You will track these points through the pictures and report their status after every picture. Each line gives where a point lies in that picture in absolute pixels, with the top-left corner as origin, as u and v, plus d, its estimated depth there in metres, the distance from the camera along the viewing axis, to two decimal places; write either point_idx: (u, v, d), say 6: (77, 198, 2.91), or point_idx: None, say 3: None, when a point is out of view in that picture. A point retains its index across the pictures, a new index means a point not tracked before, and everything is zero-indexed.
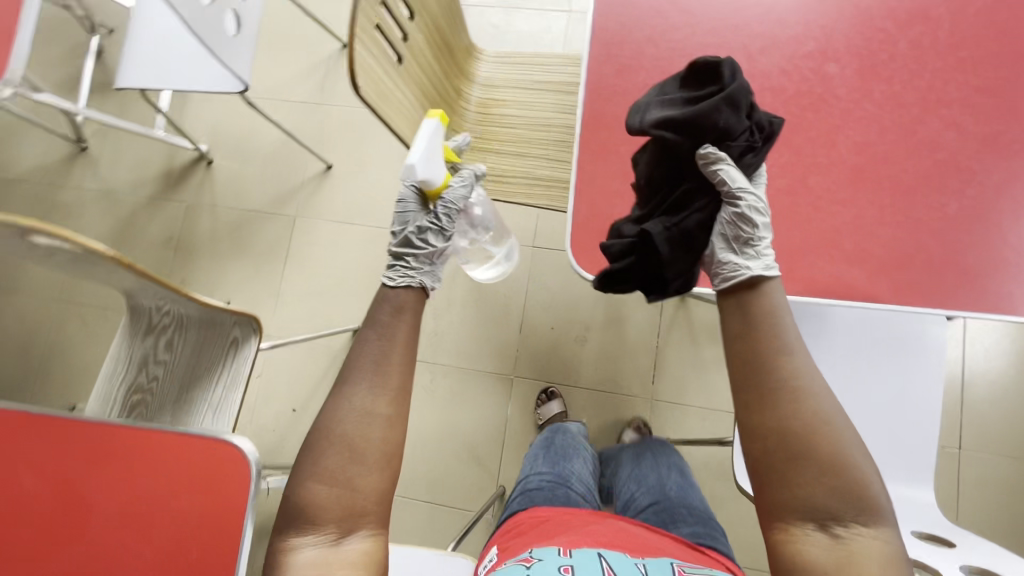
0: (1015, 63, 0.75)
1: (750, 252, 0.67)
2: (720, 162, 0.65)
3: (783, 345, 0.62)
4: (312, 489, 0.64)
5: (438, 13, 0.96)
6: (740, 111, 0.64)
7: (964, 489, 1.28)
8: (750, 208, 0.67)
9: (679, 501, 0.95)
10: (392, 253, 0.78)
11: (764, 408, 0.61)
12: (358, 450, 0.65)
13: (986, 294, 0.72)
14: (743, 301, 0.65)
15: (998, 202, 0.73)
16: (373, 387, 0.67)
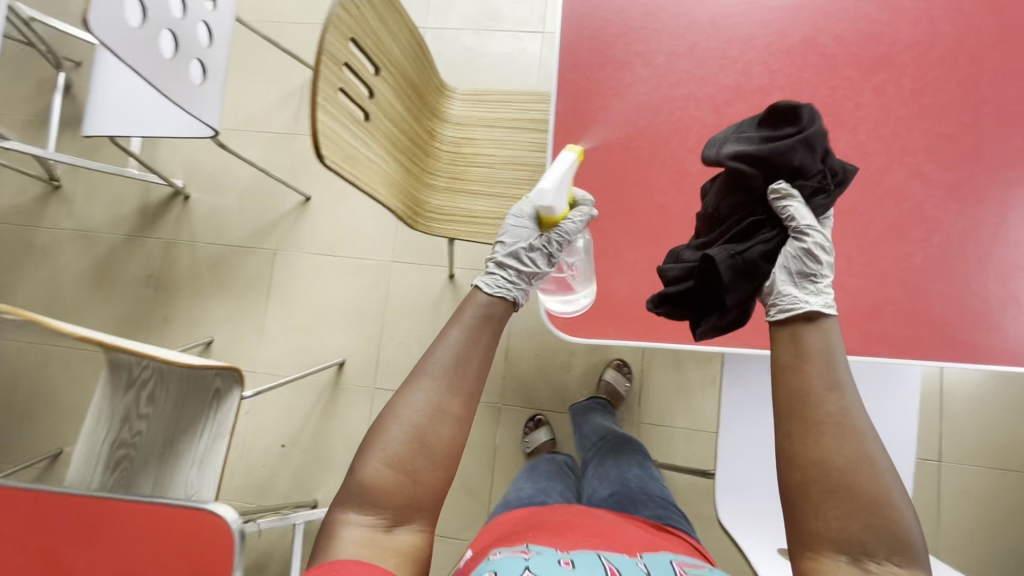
0: (978, 109, 0.75)
1: (812, 288, 0.62)
2: (788, 198, 0.62)
3: (834, 380, 0.59)
4: (376, 471, 0.65)
5: (405, 63, 0.95)
6: (817, 153, 0.62)
7: (945, 500, 1.30)
8: (817, 244, 0.62)
9: (643, 491, 0.97)
10: (497, 263, 0.75)
11: (808, 439, 0.58)
12: (428, 443, 0.66)
13: (954, 343, 0.73)
14: (796, 333, 0.62)
15: (963, 251, 0.73)
16: (449, 385, 0.68)
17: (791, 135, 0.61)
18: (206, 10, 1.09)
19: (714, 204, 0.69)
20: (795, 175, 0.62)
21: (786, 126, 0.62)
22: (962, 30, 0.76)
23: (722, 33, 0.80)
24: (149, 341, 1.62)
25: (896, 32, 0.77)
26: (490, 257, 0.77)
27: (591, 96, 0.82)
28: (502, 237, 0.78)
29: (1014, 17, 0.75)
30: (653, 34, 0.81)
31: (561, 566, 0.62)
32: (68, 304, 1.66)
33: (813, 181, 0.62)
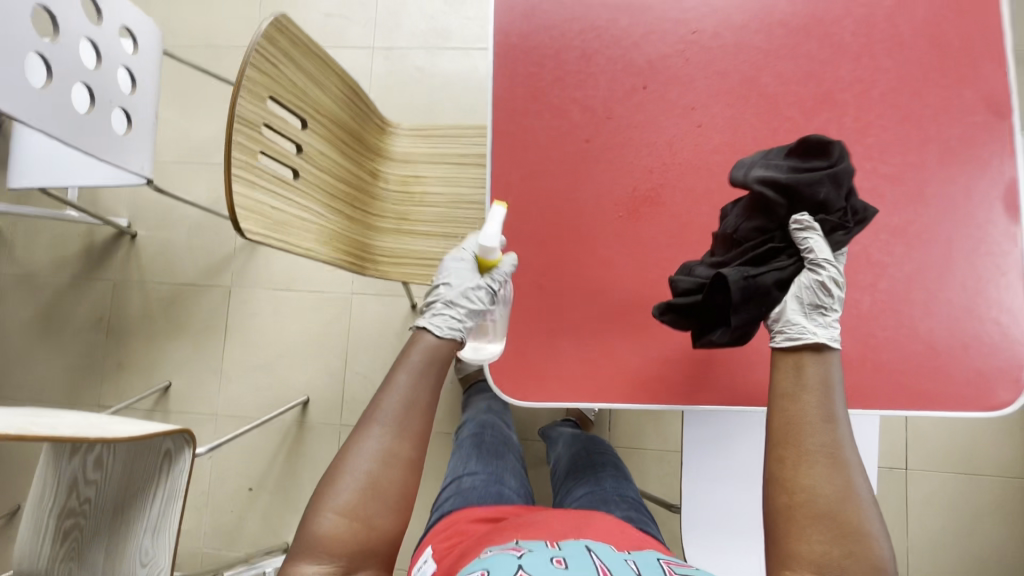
0: (923, 147, 0.73)
1: (821, 321, 0.59)
2: (807, 231, 0.59)
3: (829, 413, 0.56)
4: (327, 525, 0.60)
5: (337, 109, 0.90)
6: (843, 190, 0.58)
7: (912, 506, 1.32)
8: (832, 278, 0.59)
9: (613, 489, 0.99)
10: (440, 304, 0.70)
11: (799, 466, 0.55)
12: (379, 490, 0.62)
13: (904, 390, 0.71)
14: (801, 361, 0.59)
15: (912, 295, 0.72)
16: (400, 429, 0.64)
17: (821, 169, 0.57)
18: (125, 53, 1.02)
19: (734, 226, 0.65)
20: (819, 208, 0.58)
21: (816, 159, 0.58)
22: (902, 66, 0.74)
23: (660, 75, 0.77)
24: (104, 388, 1.56)
25: (837, 68, 0.75)
26: (433, 297, 0.72)
27: (527, 147, 0.78)
28: (442, 277, 0.74)
29: (955, 51, 0.74)
30: (589, 78, 0.78)
31: (553, 566, 0.60)
32: (15, 353, 1.59)
33: (834, 218, 0.58)
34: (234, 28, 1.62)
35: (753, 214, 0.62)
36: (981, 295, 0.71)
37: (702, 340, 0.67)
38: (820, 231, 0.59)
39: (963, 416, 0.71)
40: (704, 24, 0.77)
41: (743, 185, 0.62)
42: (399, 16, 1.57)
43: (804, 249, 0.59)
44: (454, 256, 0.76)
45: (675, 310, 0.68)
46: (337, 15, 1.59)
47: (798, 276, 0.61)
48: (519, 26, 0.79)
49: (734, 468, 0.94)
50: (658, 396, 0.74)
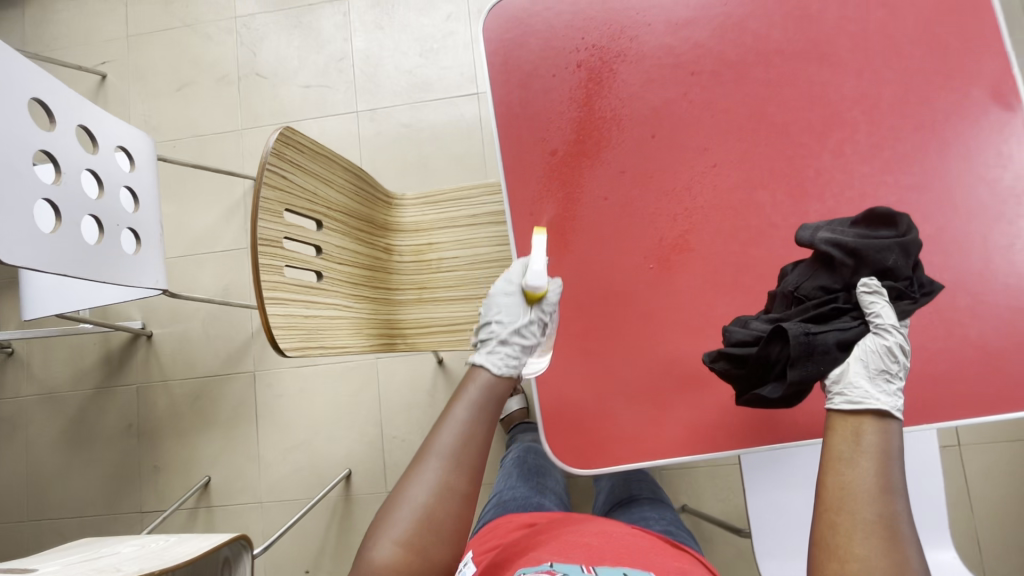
0: (940, 153, 0.73)
1: (885, 387, 0.59)
2: (874, 294, 0.61)
3: (888, 484, 0.55)
4: (385, 556, 0.59)
5: (347, 201, 0.90)
6: (910, 260, 0.61)
7: (972, 480, 1.31)
8: (898, 345, 0.61)
9: (651, 509, 0.98)
10: (495, 338, 0.71)
11: (852, 534, 0.53)
12: (436, 521, 0.61)
13: (969, 398, 0.70)
14: (859, 426, 0.59)
15: (958, 301, 0.71)
16: (457, 462, 0.63)
17: (889, 238, 0.60)
18: (123, 172, 1.03)
19: (795, 284, 0.66)
20: (884, 274, 0.61)
21: (884, 229, 0.61)
22: (903, 75, 0.74)
23: (666, 122, 0.77)
24: (143, 494, 1.54)
25: (840, 89, 0.75)
26: (488, 333, 0.72)
27: (546, 214, 0.78)
28: (493, 314, 0.74)
29: (953, 54, 0.74)
30: (595, 135, 0.78)
31: None
32: (49, 474, 1.58)
33: (901, 285, 0.60)
34: (217, 114, 1.62)
35: (818, 274, 0.64)
36: None
37: (752, 393, 0.67)
38: (886, 295, 0.61)
39: None
40: (701, 64, 0.77)
41: (809, 247, 0.64)
42: (378, 76, 1.57)
43: (871, 309, 0.61)
44: (500, 288, 0.77)
45: (727, 358, 0.68)
46: (316, 84, 1.59)
47: (860, 338, 0.62)
48: (518, 96, 0.80)
49: (799, 486, 0.93)
50: (723, 443, 0.73)
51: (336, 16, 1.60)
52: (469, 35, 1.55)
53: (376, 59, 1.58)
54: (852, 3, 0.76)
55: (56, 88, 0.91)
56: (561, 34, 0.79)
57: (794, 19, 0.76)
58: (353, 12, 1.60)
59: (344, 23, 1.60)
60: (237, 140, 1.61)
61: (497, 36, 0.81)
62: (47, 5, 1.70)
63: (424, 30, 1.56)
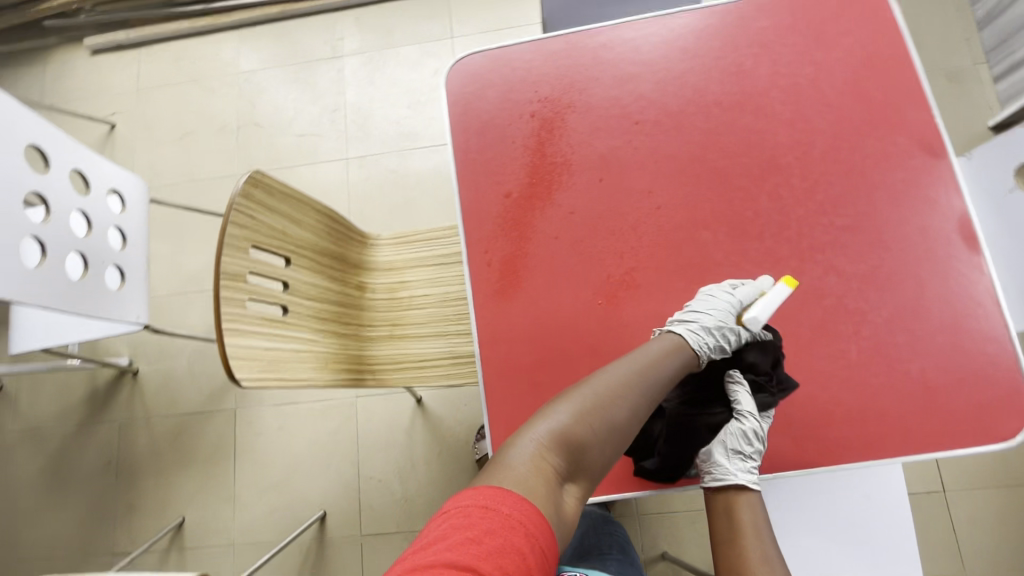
0: (871, 195, 0.77)
1: (739, 465, 0.66)
2: (737, 383, 0.71)
3: (770, 558, 0.58)
4: (565, 421, 0.56)
5: (318, 240, 0.95)
6: (769, 357, 0.71)
7: (961, 529, 1.27)
8: (753, 429, 0.68)
9: (619, 570, 0.93)
10: (700, 327, 0.67)
11: None
12: (613, 418, 0.58)
13: (914, 435, 0.71)
14: (731, 506, 0.65)
15: (896, 337, 0.73)
16: (649, 379, 0.61)
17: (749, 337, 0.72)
18: (114, 213, 1.09)
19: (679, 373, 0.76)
20: (746, 368, 0.71)
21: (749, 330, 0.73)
22: (833, 124, 0.79)
23: (613, 167, 0.82)
24: (116, 535, 1.52)
25: (774, 137, 0.80)
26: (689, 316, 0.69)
27: (501, 252, 0.82)
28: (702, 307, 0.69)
29: (879, 105, 0.79)
30: (547, 178, 0.83)
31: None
32: (23, 514, 1.56)
33: (759, 377, 0.71)
34: (216, 160, 1.71)
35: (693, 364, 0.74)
36: (965, 329, 0.72)
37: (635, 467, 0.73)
38: (747, 386, 0.71)
39: (979, 450, 0.69)
40: (645, 114, 0.83)
41: None
42: (368, 126, 1.67)
43: (735, 395, 0.70)
44: (717, 289, 0.73)
45: None
46: (310, 133, 1.69)
47: (725, 424, 0.70)
48: (477, 143, 0.85)
49: None
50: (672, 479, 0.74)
51: (332, 72, 1.72)
52: None
53: (367, 110, 1.68)
54: (782, 61, 0.82)
55: (54, 136, 0.98)
56: (516, 87, 0.86)
57: (730, 75, 0.83)
58: (347, 68, 1.72)
59: (339, 77, 1.71)
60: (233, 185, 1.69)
61: (459, 90, 0.88)
62: (66, 62, 1.84)
63: (413, 84, 1.67)
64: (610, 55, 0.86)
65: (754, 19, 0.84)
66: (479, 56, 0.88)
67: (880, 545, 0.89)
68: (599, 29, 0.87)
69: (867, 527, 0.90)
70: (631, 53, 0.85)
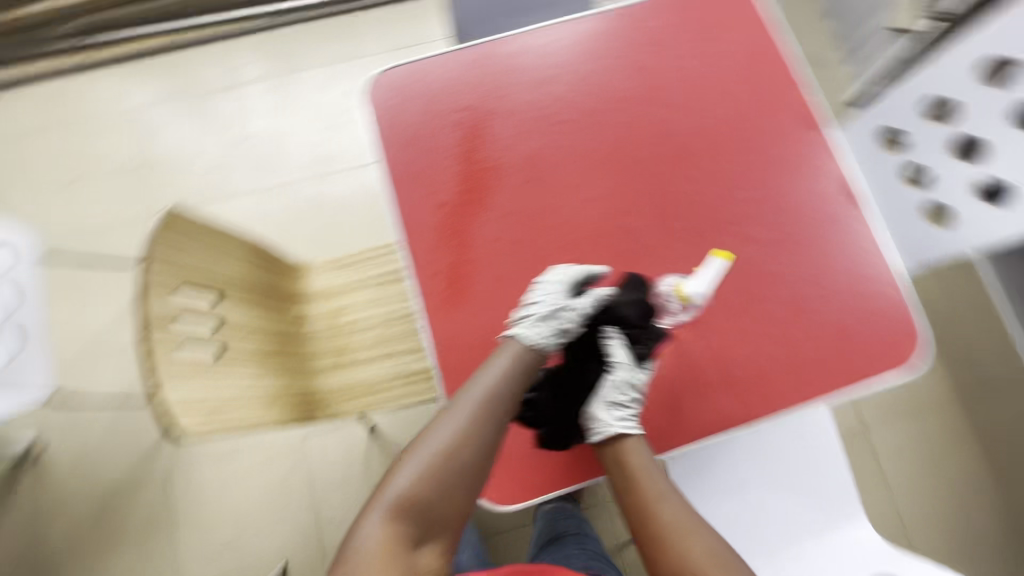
0: (769, 169, 0.86)
1: (612, 413, 0.75)
2: (611, 339, 0.79)
3: (659, 487, 0.73)
4: (403, 487, 0.66)
5: (244, 273, 0.89)
6: (640, 309, 0.77)
7: (882, 458, 1.43)
8: (623, 379, 0.76)
9: (575, 545, 1.00)
10: (534, 322, 0.73)
11: (662, 540, 0.70)
12: (449, 463, 0.67)
13: (836, 376, 0.79)
14: (619, 451, 0.74)
15: (809, 292, 0.82)
16: (483, 415, 0.69)
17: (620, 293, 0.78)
18: None
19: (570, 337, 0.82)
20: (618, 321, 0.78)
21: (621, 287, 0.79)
22: (728, 109, 0.88)
23: (541, 167, 0.85)
24: None
25: (682, 125, 0.87)
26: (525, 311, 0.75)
27: (444, 261, 0.82)
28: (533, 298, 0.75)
29: (764, 88, 0.89)
30: (478, 184, 0.85)
31: None
32: None
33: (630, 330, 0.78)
34: (111, 207, 1.57)
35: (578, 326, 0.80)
36: (862, 276, 0.82)
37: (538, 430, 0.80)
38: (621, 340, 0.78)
39: (889, 381, 0.79)
40: (564, 114, 0.87)
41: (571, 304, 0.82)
42: (281, 154, 1.60)
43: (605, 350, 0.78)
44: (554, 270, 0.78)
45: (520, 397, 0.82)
46: (217, 168, 1.59)
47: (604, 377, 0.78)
48: (405, 158, 0.86)
49: (717, 483, 0.99)
50: None
51: (233, 102, 1.64)
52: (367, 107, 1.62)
53: (278, 138, 1.61)
54: (678, 56, 0.90)
55: None
56: (436, 98, 0.87)
57: (635, 72, 0.89)
58: (249, 97, 1.64)
59: (242, 107, 1.63)
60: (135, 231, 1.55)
61: (380, 107, 0.88)
62: None
63: (324, 106, 1.63)
64: (523, 62, 0.89)
65: (647, 20, 0.91)
66: (394, 71, 0.88)
67: (819, 480, 0.99)
68: (509, 38, 0.90)
69: (807, 467, 0.99)
70: (542, 58, 0.90)
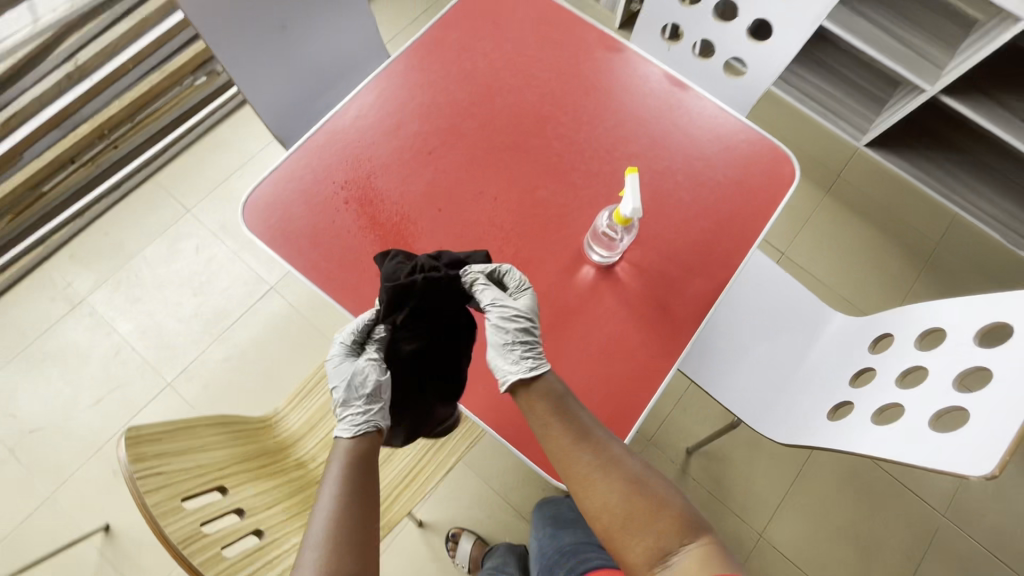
0: (610, 97, 0.98)
1: (509, 358, 0.75)
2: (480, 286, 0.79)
3: (577, 432, 0.70)
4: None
5: (232, 451, 0.83)
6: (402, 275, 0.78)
7: (808, 267, 1.67)
8: (500, 320, 0.77)
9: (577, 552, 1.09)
10: (339, 406, 0.73)
11: (587, 484, 0.68)
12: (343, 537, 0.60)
13: (752, 216, 0.93)
14: (529, 392, 0.73)
15: (696, 169, 0.95)
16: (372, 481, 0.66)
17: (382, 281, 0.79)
18: None
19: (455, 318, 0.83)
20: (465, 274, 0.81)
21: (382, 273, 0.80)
22: (552, 70, 0.99)
23: (440, 194, 0.90)
24: None
25: (526, 102, 0.97)
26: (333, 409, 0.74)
27: None
28: (333, 388, 0.76)
29: (566, 42, 1.01)
30: (399, 239, 0.87)
31: None
32: None
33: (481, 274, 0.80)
34: (10, 501, 1.33)
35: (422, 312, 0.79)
36: (722, 136, 0.98)
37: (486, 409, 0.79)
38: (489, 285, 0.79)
39: (786, 198, 0.95)
40: (430, 143, 0.93)
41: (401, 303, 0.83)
42: (167, 338, 1.47)
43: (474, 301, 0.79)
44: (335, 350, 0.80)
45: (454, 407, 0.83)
46: (107, 391, 1.42)
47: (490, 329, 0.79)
48: (320, 255, 0.86)
49: (724, 356, 1.15)
50: (666, 366, 0.84)
51: (84, 319, 1.47)
52: (229, 249, 1.55)
53: (154, 325, 1.48)
54: (488, 51, 1.00)
55: None
56: (314, 190, 0.89)
57: (464, 81, 0.97)
58: (99, 305, 1.48)
59: (97, 319, 1.47)
60: (53, 507, 1.33)
61: (267, 227, 0.87)
62: None
63: (184, 273, 1.52)
64: (368, 121, 0.93)
65: (446, 37, 1.00)
66: (260, 189, 0.89)
67: (786, 307, 1.18)
68: (343, 107, 0.94)
69: (773, 303, 1.19)
70: (382, 109, 0.94)
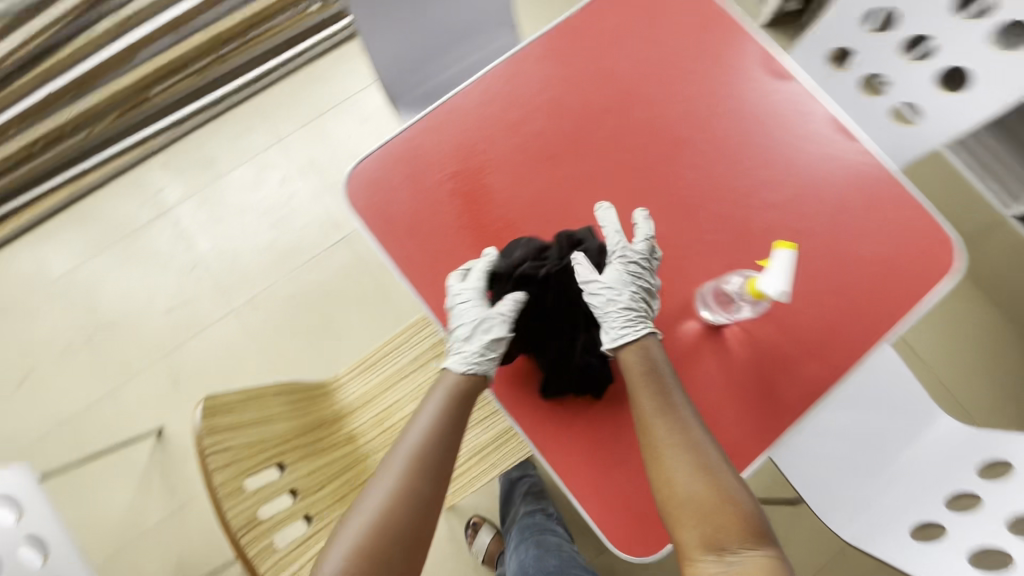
0: (762, 130, 0.86)
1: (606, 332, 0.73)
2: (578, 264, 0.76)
3: (666, 402, 0.67)
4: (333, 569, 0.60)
5: (295, 423, 0.83)
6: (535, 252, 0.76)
7: (911, 339, 1.50)
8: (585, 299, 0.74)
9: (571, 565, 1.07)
10: (456, 340, 0.74)
11: (658, 454, 0.65)
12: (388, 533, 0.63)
13: (897, 301, 0.81)
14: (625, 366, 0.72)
15: (843, 234, 0.83)
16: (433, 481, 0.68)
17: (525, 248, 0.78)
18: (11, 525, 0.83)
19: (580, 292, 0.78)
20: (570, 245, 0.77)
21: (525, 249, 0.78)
22: (704, 87, 0.87)
23: (552, 207, 0.82)
24: None
25: (667, 117, 0.86)
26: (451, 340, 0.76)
27: None
28: (455, 317, 0.76)
29: (727, 56, 0.89)
30: (500, 246, 0.81)
31: None
32: None
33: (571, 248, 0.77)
34: (82, 385, 1.43)
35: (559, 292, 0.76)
36: (884, 202, 0.84)
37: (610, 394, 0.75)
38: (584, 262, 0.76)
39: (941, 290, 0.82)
40: (553, 146, 0.84)
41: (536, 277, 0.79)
42: (240, 264, 1.49)
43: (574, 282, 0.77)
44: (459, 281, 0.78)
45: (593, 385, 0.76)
46: (179, 304, 1.47)
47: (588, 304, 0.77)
48: (416, 247, 0.82)
49: (812, 437, 1.01)
50: (755, 451, 0.76)
51: (168, 229, 1.51)
52: (311, 188, 1.53)
53: (230, 248, 1.50)
54: (636, 50, 0.88)
55: None
56: (422, 175, 0.83)
57: (603, 82, 0.87)
58: (183, 218, 1.51)
59: (179, 231, 1.51)
60: (117, 400, 1.42)
61: (369, 205, 0.83)
62: None
63: (266, 203, 1.53)
64: (491, 108, 0.86)
65: (591, 26, 0.89)
66: (368, 163, 0.84)
67: (889, 394, 1.03)
68: (468, 87, 0.86)
69: (876, 387, 1.03)
70: (508, 97, 0.86)
